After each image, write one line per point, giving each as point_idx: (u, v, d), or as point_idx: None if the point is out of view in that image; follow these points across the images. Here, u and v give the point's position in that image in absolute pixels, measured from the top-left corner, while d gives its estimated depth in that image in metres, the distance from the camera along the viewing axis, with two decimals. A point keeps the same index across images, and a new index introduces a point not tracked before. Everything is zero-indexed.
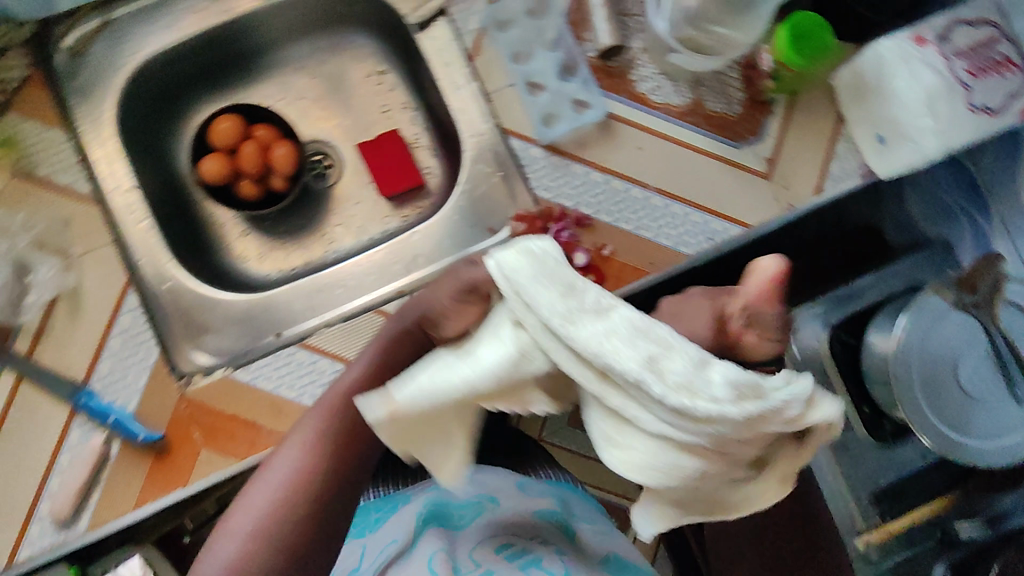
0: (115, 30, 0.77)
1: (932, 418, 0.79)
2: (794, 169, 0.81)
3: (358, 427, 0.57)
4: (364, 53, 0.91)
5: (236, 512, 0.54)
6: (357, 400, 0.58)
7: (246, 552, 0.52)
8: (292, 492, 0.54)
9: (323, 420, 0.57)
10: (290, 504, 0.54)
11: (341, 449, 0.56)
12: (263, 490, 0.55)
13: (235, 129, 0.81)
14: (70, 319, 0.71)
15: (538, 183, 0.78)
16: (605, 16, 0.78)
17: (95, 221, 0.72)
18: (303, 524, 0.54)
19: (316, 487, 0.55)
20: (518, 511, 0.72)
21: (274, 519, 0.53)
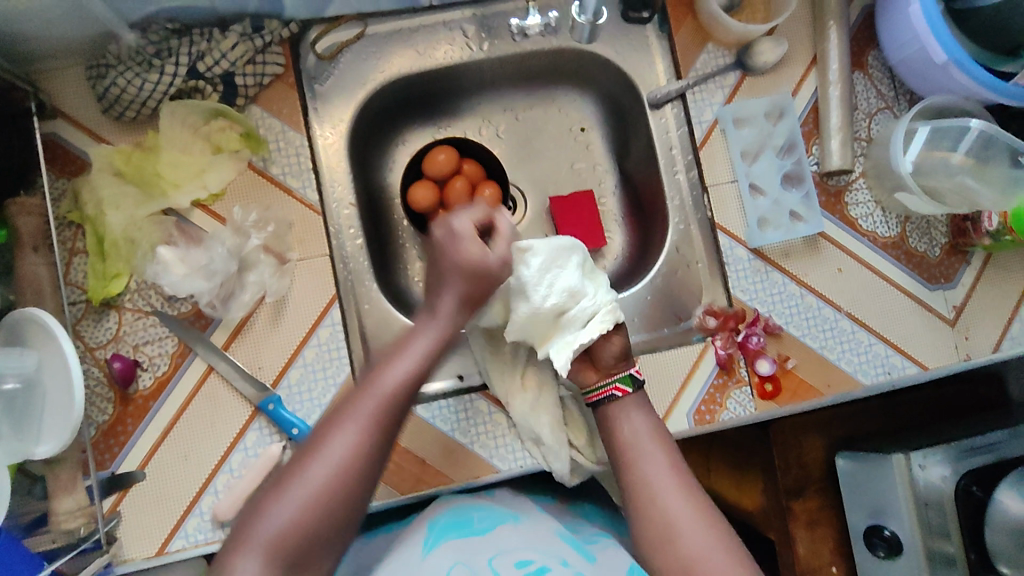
0: (367, 46, 0.78)
1: None
2: (977, 322, 0.82)
3: (399, 412, 0.64)
4: (572, 108, 0.92)
5: (295, 483, 0.58)
6: (415, 384, 0.65)
7: (298, 527, 0.56)
8: (349, 468, 0.59)
9: (375, 392, 0.63)
10: (342, 481, 0.59)
11: (387, 429, 0.62)
12: (323, 465, 0.59)
13: (451, 160, 0.83)
14: (271, 322, 0.72)
15: (737, 283, 0.79)
16: (841, 138, 0.78)
17: (316, 231, 0.73)
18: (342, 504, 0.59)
19: (362, 466, 0.60)
20: (537, 533, 0.70)
21: (329, 497, 0.58)
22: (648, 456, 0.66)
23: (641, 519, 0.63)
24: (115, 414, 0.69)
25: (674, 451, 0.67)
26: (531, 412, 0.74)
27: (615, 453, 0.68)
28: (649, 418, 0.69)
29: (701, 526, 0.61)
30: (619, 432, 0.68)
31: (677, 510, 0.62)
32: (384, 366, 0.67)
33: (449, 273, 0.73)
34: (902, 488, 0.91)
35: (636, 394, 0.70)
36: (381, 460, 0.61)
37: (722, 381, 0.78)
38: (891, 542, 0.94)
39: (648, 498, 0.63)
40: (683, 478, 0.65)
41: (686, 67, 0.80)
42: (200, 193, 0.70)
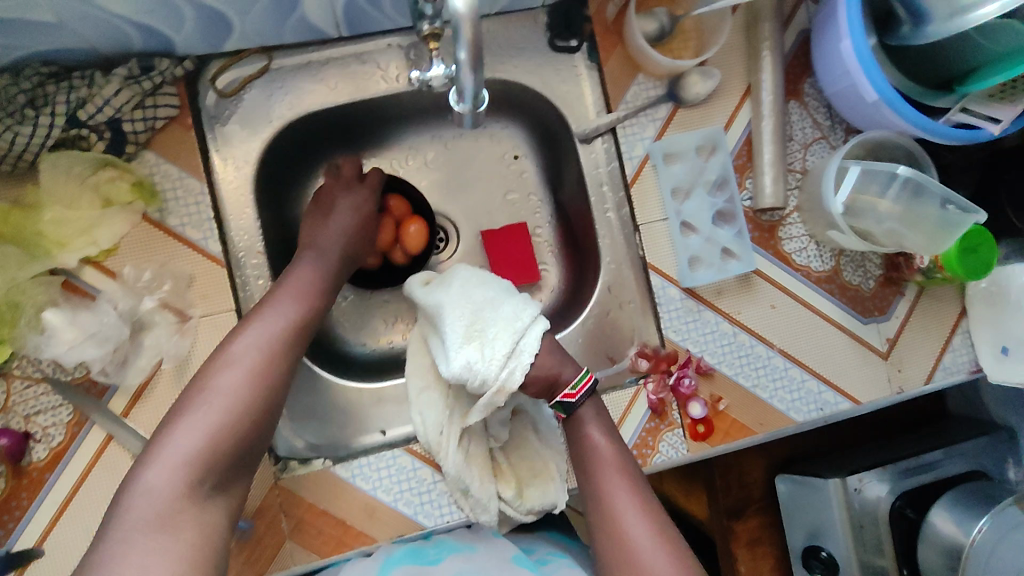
0: (274, 80, 0.73)
1: None
2: (910, 355, 0.81)
3: (305, 323, 0.66)
4: (504, 135, 0.87)
5: (192, 425, 0.56)
6: (313, 306, 0.67)
7: (222, 431, 0.57)
8: (262, 372, 0.61)
9: (261, 341, 0.62)
10: (250, 398, 0.59)
11: (295, 337, 0.65)
12: (235, 374, 0.60)
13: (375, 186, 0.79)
14: (174, 385, 0.67)
15: (669, 324, 0.77)
16: (774, 173, 0.76)
17: (219, 286, 0.68)
18: (265, 394, 0.60)
19: (276, 373, 0.62)
20: (493, 557, 0.71)
21: (251, 394, 0.59)
22: (608, 475, 0.67)
23: (603, 540, 0.65)
24: (8, 489, 0.65)
25: (633, 468, 0.68)
26: (462, 467, 0.70)
27: (579, 466, 0.69)
28: (608, 434, 0.69)
29: (657, 547, 0.63)
30: (581, 446, 0.69)
31: (635, 532, 0.64)
32: (256, 314, 0.64)
33: (318, 239, 0.72)
34: (838, 508, 0.92)
35: (579, 412, 0.70)
36: (293, 356, 0.64)
37: (654, 424, 0.76)
38: (828, 563, 0.94)
39: (609, 519, 0.65)
40: (643, 497, 0.66)
41: (616, 100, 0.77)
42: (89, 250, 0.66)
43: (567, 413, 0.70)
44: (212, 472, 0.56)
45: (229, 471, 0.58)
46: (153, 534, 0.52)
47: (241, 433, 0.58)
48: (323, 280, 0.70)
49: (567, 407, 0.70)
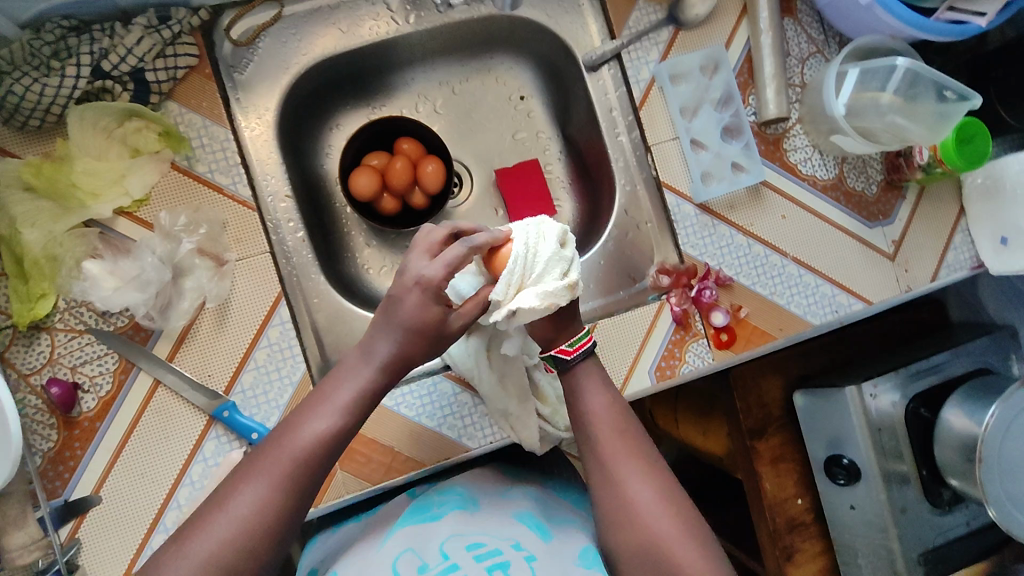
0: (286, 27, 0.74)
1: (987, 485, 0.85)
2: (916, 254, 0.85)
3: (321, 464, 0.57)
4: (509, 75, 0.90)
5: (172, 574, 0.49)
6: (336, 441, 0.58)
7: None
8: (259, 516, 0.53)
9: (287, 455, 0.56)
10: (239, 552, 0.51)
11: (302, 484, 0.55)
12: (227, 521, 0.52)
13: (413, 151, 0.83)
14: (216, 328, 0.69)
15: (687, 239, 0.80)
16: (776, 86, 0.79)
17: (253, 228, 0.70)
18: (256, 557, 0.52)
19: (278, 516, 0.54)
20: (494, 518, 0.66)
21: (242, 543, 0.52)
22: (607, 436, 0.64)
23: (603, 503, 0.63)
24: (62, 440, 0.66)
25: (633, 428, 0.66)
26: (498, 387, 0.73)
27: (575, 424, 0.67)
28: (604, 392, 0.67)
29: (658, 507, 0.60)
30: (580, 405, 0.66)
31: (636, 490, 0.61)
32: (272, 444, 0.57)
33: (375, 349, 0.61)
34: (856, 417, 0.95)
35: (574, 369, 0.68)
36: (300, 505, 0.55)
37: (680, 336, 0.79)
38: (851, 469, 0.97)
39: (610, 478, 0.63)
40: (641, 457, 0.63)
41: (620, 26, 0.79)
42: (122, 200, 0.67)
43: (559, 368, 0.68)
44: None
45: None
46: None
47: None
48: (353, 411, 0.59)
49: (559, 363, 0.68)
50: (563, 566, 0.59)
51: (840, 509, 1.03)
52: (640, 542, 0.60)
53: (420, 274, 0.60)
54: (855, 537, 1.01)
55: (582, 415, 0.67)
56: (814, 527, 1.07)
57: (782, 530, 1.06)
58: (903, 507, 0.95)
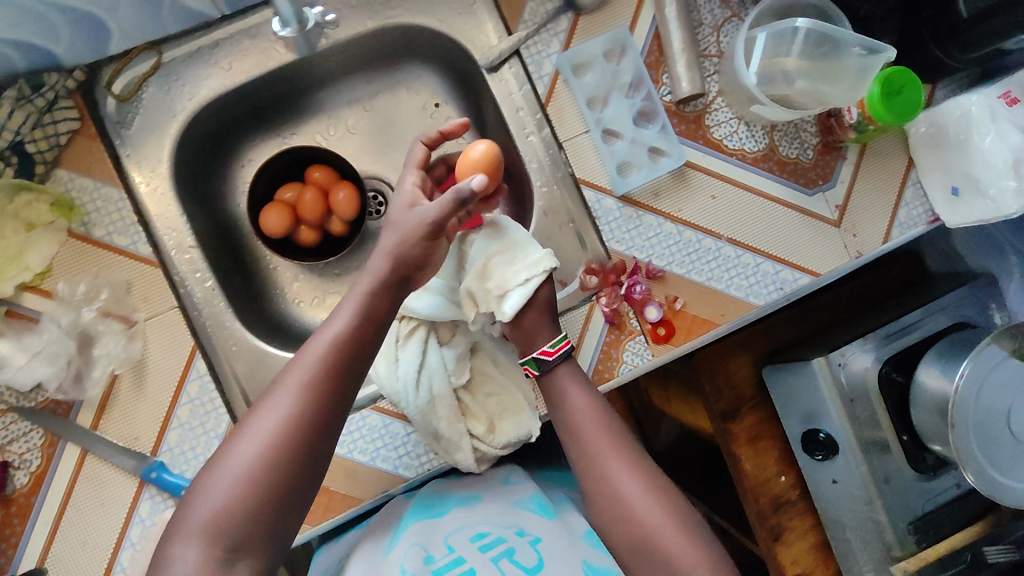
0: (168, 74, 0.73)
1: (977, 457, 0.80)
2: (864, 218, 0.80)
3: (339, 373, 0.61)
4: (419, 85, 0.87)
5: (260, 421, 0.58)
6: (349, 347, 0.61)
7: (286, 434, 0.57)
8: (283, 424, 0.57)
9: (350, 323, 0.62)
10: (275, 458, 0.57)
11: (362, 342, 0.62)
12: (257, 433, 0.57)
13: (327, 178, 0.81)
14: (136, 390, 0.69)
15: (611, 234, 0.76)
16: (687, 61, 0.74)
17: (158, 286, 0.69)
18: (290, 461, 0.57)
19: (300, 422, 0.58)
20: (501, 506, 0.73)
21: (314, 392, 0.59)
22: (596, 441, 0.71)
23: (596, 495, 0.71)
24: (0, 518, 0.67)
25: (620, 428, 0.73)
26: (429, 408, 0.71)
27: (567, 433, 0.73)
28: (587, 392, 0.72)
29: (650, 500, 0.68)
30: (565, 408, 0.72)
31: (629, 487, 0.69)
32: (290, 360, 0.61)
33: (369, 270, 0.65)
34: (827, 389, 0.91)
35: (553, 370, 0.72)
36: (326, 412, 0.60)
37: (615, 336, 0.76)
38: (828, 443, 0.93)
39: (601, 474, 0.70)
40: (627, 454, 0.71)
41: (515, 21, 0.76)
42: (24, 275, 0.67)
43: (540, 370, 0.72)
44: (231, 538, 0.54)
45: (257, 535, 0.55)
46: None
47: (264, 505, 0.56)
48: (360, 324, 0.63)
49: (541, 364, 0.72)
50: (564, 547, 0.66)
51: (824, 484, 0.98)
52: (638, 532, 0.67)
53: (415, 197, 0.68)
54: (842, 512, 0.96)
55: (568, 415, 0.72)
56: (802, 503, 1.03)
57: (767, 511, 1.02)
58: (885, 476, 0.91)
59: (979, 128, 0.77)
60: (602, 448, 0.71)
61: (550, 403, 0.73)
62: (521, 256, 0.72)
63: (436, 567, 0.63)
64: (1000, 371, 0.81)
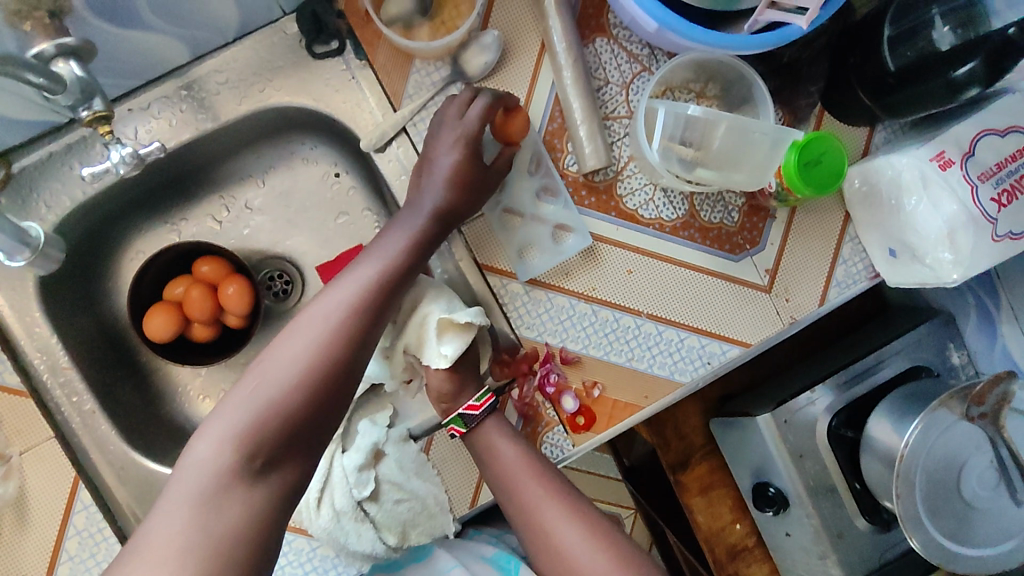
0: (23, 185, 0.67)
1: (930, 530, 0.76)
2: (798, 281, 0.74)
3: (379, 302, 0.61)
4: (315, 155, 0.81)
5: (288, 348, 0.56)
6: (386, 287, 0.62)
7: (315, 367, 0.56)
8: (330, 337, 0.57)
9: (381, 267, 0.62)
10: (319, 370, 0.56)
11: (392, 283, 0.62)
12: (302, 341, 0.57)
13: (218, 271, 0.75)
14: (18, 526, 0.65)
15: (520, 321, 0.71)
16: (590, 129, 0.68)
17: (32, 417, 0.65)
18: (332, 383, 0.57)
19: (347, 346, 0.58)
20: (467, 556, 0.74)
21: (344, 326, 0.58)
22: (531, 493, 0.68)
23: (536, 548, 0.68)
24: None
25: (550, 472, 0.69)
26: (334, 526, 0.66)
27: (495, 486, 0.69)
28: (513, 445, 0.69)
29: (591, 546, 0.66)
30: (492, 463, 0.68)
31: (568, 536, 0.67)
32: (333, 286, 0.61)
33: (419, 201, 0.66)
34: (773, 444, 0.86)
35: (481, 425, 0.69)
36: (368, 333, 0.60)
37: (531, 429, 0.72)
38: (778, 499, 0.88)
39: (537, 526, 0.68)
40: (564, 500, 0.69)
41: (398, 96, 0.69)
42: None
43: (469, 426, 0.69)
44: (269, 448, 0.53)
45: (293, 449, 0.55)
46: (196, 512, 0.50)
47: (305, 418, 0.55)
48: (404, 256, 0.64)
49: (469, 421, 0.69)
50: None
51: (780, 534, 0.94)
52: None
53: (462, 128, 0.65)
54: (797, 564, 0.92)
55: (496, 472, 0.68)
56: (760, 551, 0.98)
57: (723, 561, 0.97)
58: (839, 531, 0.87)
59: (910, 193, 0.66)
60: (533, 499, 0.68)
61: (475, 459, 0.69)
62: (427, 313, 0.68)
63: None
64: (952, 433, 0.75)
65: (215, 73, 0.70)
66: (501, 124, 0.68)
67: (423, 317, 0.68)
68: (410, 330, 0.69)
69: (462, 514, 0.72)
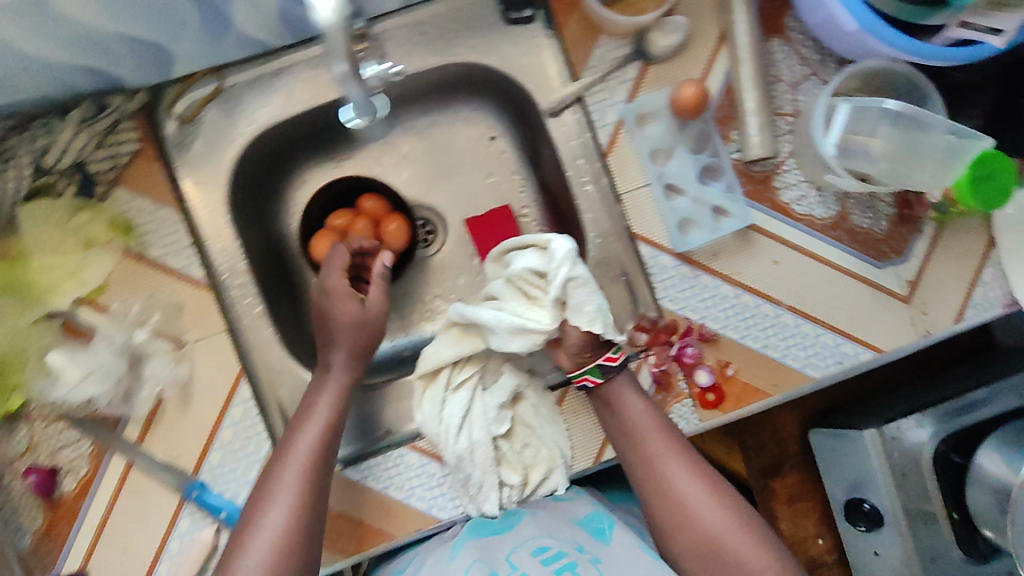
0: (228, 99, 0.72)
1: None
2: (937, 295, 0.75)
3: (324, 464, 0.66)
4: (476, 117, 0.85)
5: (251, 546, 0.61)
6: (329, 445, 0.66)
7: (282, 541, 0.61)
8: (282, 549, 0.61)
9: (314, 444, 0.66)
10: (286, 546, 0.62)
11: (332, 440, 0.67)
12: (263, 537, 0.61)
13: (380, 208, 0.81)
14: (181, 410, 0.70)
15: (665, 293, 0.74)
16: (761, 120, 0.71)
17: (209, 311, 0.70)
18: (300, 539, 0.62)
19: (308, 509, 0.63)
20: (555, 520, 0.79)
21: (303, 503, 0.63)
22: (655, 444, 0.71)
23: (656, 499, 0.72)
24: (47, 522, 0.69)
25: (673, 429, 0.72)
26: (468, 454, 0.71)
27: (618, 434, 0.72)
28: (641, 398, 0.72)
29: (711, 502, 0.71)
30: (620, 415, 0.71)
31: (689, 491, 0.72)
32: (282, 457, 0.65)
33: (335, 345, 0.70)
34: (876, 459, 0.87)
35: (616, 378, 0.72)
36: (321, 495, 0.65)
37: (661, 397, 0.74)
38: (872, 515, 0.89)
39: (660, 479, 0.72)
40: (688, 456, 0.72)
41: (581, 66, 0.72)
42: (79, 291, 0.68)
43: (605, 375, 0.72)
44: None
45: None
46: None
47: None
48: (335, 414, 0.68)
49: (606, 371, 0.72)
50: (624, 564, 0.74)
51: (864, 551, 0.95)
52: (699, 536, 0.70)
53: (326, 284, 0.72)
54: None
55: (623, 423, 0.71)
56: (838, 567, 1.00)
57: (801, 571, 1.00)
58: (932, 555, 0.87)
59: None
60: (657, 453, 0.71)
61: (602, 409, 0.73)
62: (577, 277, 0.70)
63: None
64: None
65: (413, 25, 0.75)
66: (674, 98, 0.70)
67: (570, 276, 0.70)
68: (550, 288, 0.71)
69: (583, 467, 0.75)
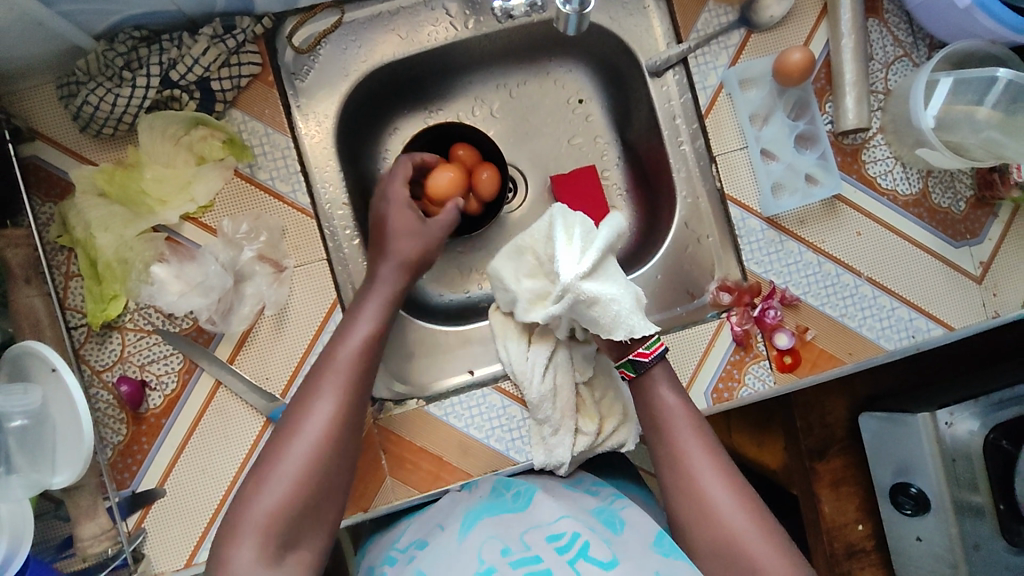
0: (347, 34, 0.76)
1: None
2: (1008, 278, 0.78)
3: (366, 373, 0.65)
4: (567, 79, 0.88)
5: (292, 443, 0.59)
6: (369, 354, 0.66)
7: (330, 437, 0.60)
8: (328, 449, 0.60)
9: (357, 349, 0.65)
10: (333, 440, 0.60)
11: (376, 350, 0.67)
12: (307, 435, 0.60)
13: (472, 157, 0.82)
14: (274, 332, 0.71)
15: (751, 255, 0.76)
16: (857, 94, 0.74)
17: (311, 235, 0.71)
18: (343, 438, 0.61)
19: (353, 414, 0.62)
20: (571, 504, 0.68)
21: (348, 402, 0.62)
22: (680, 429, 0.65)
23: (673, 496, 0.64)
24: (129, 435, 0.69)
25: (704, 427, 0.66)
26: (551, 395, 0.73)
27: (648, 425, 0.67)
28: (674, 391, 0.67)
29: (736, 503, 0.61)
30: (649, 402, 0.67)
31: (713, 490, 0.62)
32: (330, 360, 0.64)
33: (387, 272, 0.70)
34: (928, 445, 0.88)
35: (650, 372, 0.68)
36: (362, 403, 0.64)
37: (739, 357, 0.75)
38: (919, 499, 0.91)
39: (683, 471, 0.64)
40: (714, 453, 0.64)
41: (687, 29, 0.76)
42: (188, 206, 0.69)
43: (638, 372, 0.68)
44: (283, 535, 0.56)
45: (313, 521, 0.58)
46: None
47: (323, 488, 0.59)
48: (379, 326, 0.67)
49: (639, 366, 0.68)
50: (641, 551, 0.61)
51: (904, 538, 0.97)
52: (717, 538, 0.60)
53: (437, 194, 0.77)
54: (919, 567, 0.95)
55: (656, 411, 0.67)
56: (875, 555, 1.02)
57: (840, 556, 1.02)
58: (975, 543, 0.88)
59: None
60: (680, 442, 0.65)
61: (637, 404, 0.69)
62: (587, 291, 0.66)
63: (514, 562, 0.59)
64: None
65: None
66: (778, 64, 0.74)
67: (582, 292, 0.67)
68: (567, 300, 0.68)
69: None
